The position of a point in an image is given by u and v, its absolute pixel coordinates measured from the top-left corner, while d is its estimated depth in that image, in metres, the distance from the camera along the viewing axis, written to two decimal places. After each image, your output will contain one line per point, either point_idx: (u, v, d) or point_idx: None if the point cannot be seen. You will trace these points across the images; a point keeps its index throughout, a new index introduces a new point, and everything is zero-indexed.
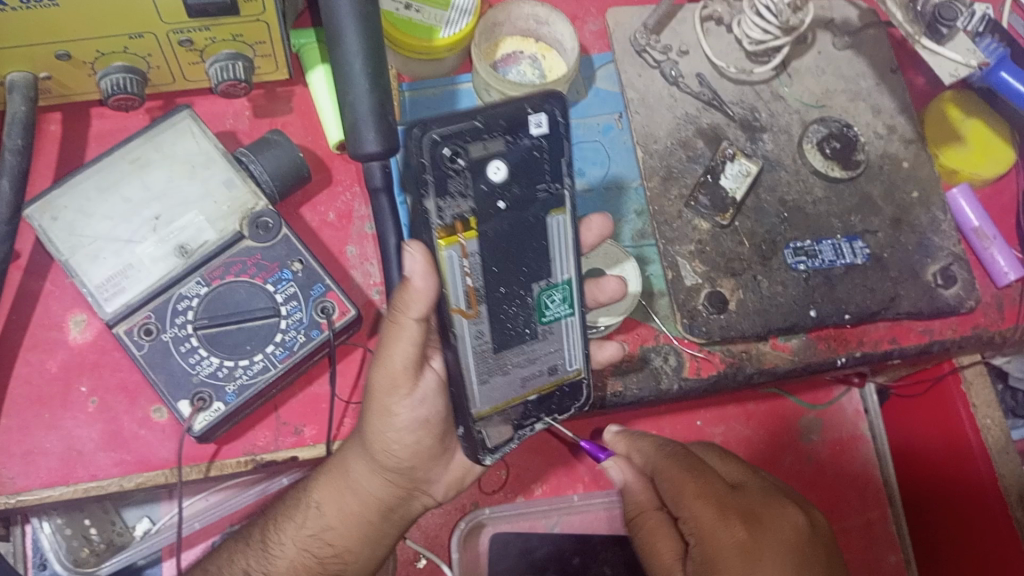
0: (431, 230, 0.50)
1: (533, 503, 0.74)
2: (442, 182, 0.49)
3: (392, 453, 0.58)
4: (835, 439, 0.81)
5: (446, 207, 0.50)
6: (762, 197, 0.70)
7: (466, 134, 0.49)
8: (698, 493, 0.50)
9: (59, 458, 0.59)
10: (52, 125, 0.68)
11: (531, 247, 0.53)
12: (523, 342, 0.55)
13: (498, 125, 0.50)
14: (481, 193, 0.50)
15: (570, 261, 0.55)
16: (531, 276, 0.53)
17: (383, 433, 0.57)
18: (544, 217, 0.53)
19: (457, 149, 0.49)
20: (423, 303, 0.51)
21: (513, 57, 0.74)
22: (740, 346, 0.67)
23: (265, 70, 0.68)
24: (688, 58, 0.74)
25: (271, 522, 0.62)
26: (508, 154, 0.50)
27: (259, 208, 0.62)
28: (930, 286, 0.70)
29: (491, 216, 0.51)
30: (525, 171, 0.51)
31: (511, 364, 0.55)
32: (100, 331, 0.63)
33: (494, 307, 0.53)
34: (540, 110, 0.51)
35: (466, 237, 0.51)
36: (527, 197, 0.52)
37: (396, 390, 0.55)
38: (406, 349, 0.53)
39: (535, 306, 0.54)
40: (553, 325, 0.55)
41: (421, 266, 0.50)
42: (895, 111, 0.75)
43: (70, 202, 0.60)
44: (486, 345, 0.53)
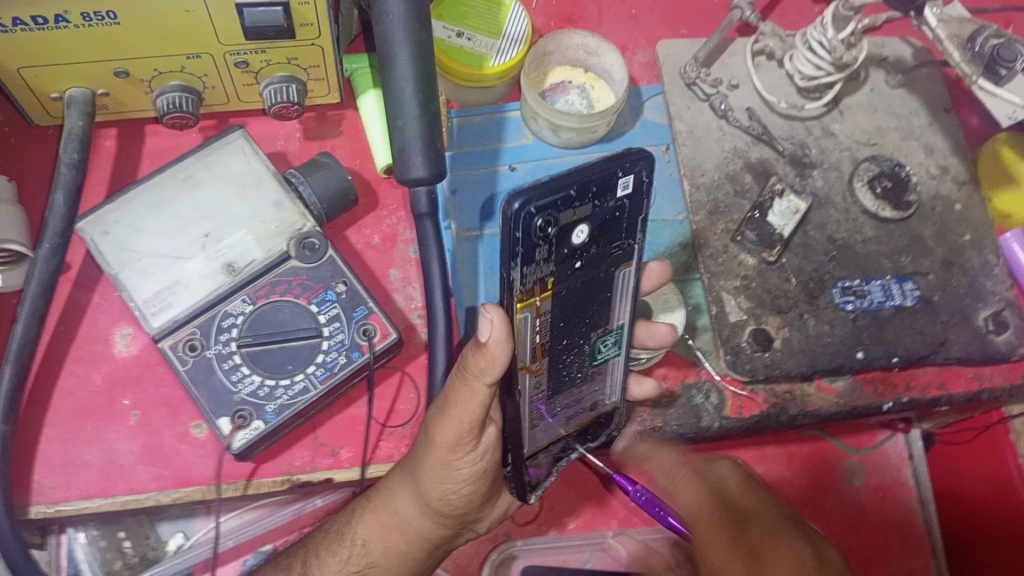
0: (511, 296, 0.46)
1: (566, 537, 0.73)
2: (530, 253, 0.44)
3: (449, 500, 0.58)
4: (877, 483, 0.78)
5: (529, 274, 0.46)
6: (810, 234, 0.69)
7: (560, 205, 0.43)
8: (712, 523, 0.51)
9: (99, 470, 0.59)
10: (106, 140, 0.70)
11: (596, 299, 0.52)
12: (574, 385, 0.57)
13: (589, 191, 0.44)
14: (562, 256, 0.47)
15: (625, 307, 0.54)
16: (590, 326, 0.54)
17: (443, 483, 0.56)
18: (612, 271, 0.51)
19: (551, 221, 0.43)
20: (495, 370, 0.49)
21: (561, 86, 0.73)
22: (783, 386, 0.66)
23: (317, 92, 0.69)
24: (738, 92, 0.74)
25: (312, 552, 0.60)
26: (594, 218, 0.46)
27: (306, 229, 0.62)
28: (982, 330, 0.68)
29: (566, 276, 0.48)
30: (604, 231, 0.48)
31: (560, 404, 0.57)
32: (146, 345, 0.63)
33: (555, 359, 0.53)
34: (632, 172, 0.45)
35: (542, 299, 0.48)
36: (602, 254, 0.49)
37: (461, 446, 0.55)
38: (472, 411, 0.52)
39: (590, 351, 0.55)
40: (601, 365, 0.57)
41: (502, 334, 0.47)
42: (948, 152, 0.74)
43: (121, 217, 0.61)
44: (543, 394, 0.55)
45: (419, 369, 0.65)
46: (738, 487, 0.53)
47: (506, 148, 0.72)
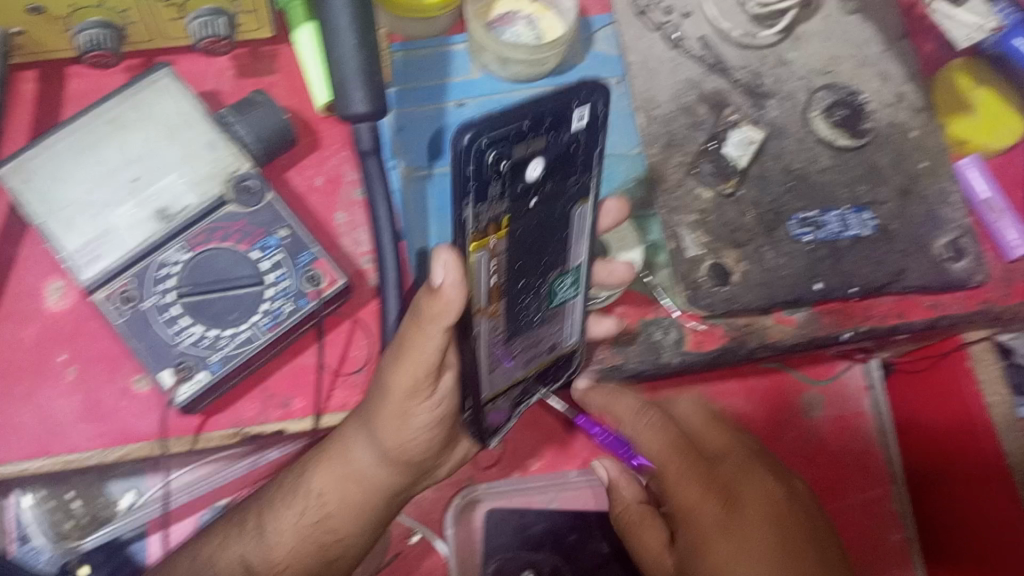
0: (465, 237, 0.44)
1: (529, 480, 0.72)
2: (483, 190, 0.42)
3: (406, 449, 0.55)
4: (838, 415, 0.79)
5: (483, 212, 0.43)
6: (767, 165, 0.68)
7: (513, 137, 0.41)
8: (683, 471, 0.52)
9: (36, 430, 0.57)
10: (26, 84, 0.65)
11: (553, 238, 0.50)
12: (533, 328, 0.55)
13: (543, 122, 0.43)
14: (518, 193, 0.44)
15: (582, 246, 0.53)
16: (548, 267, 0.52)
17: (399, 432, 0.54)
18: (569, 209, 0.49)
19: (503, 154, 0.41)
20: (450, 314, 0.46)
21: (509, 18, 0.70)
22: (743, 319, 0.65)
23: (249, 27, 0.65)
24: (691, 20, 0.72)
25: (267, 504, 0.58)
26: (549, 151, 0.44)
27: (243, 170, 0.59)
28: (938, 259, 0.67)
29: (522, 215, 0.46)
30: (560, 165, 0.46)
31: (518, 347, 0.55)
32: (78, 300, 0.60)
33: (512, 301, 0.51)
34: (586, 103, 0.44)
35: (497, 239, 0.46)
36: (559, 191, 0.47)
37: (416, 393, 0.52)
38: (428, 359, 0.50)
39: (548, 293, 0.54)
40: (560, 307, 0.56)
41: (457, 278, 0.45)
42: (904, 78, 0.72)
43: (44, 163, 0.57)
44: (500, 335, 0.52)
45: (370, 315, 0.62)
46: (701, 423, 0.56)
47: (453, 83, 0.69)
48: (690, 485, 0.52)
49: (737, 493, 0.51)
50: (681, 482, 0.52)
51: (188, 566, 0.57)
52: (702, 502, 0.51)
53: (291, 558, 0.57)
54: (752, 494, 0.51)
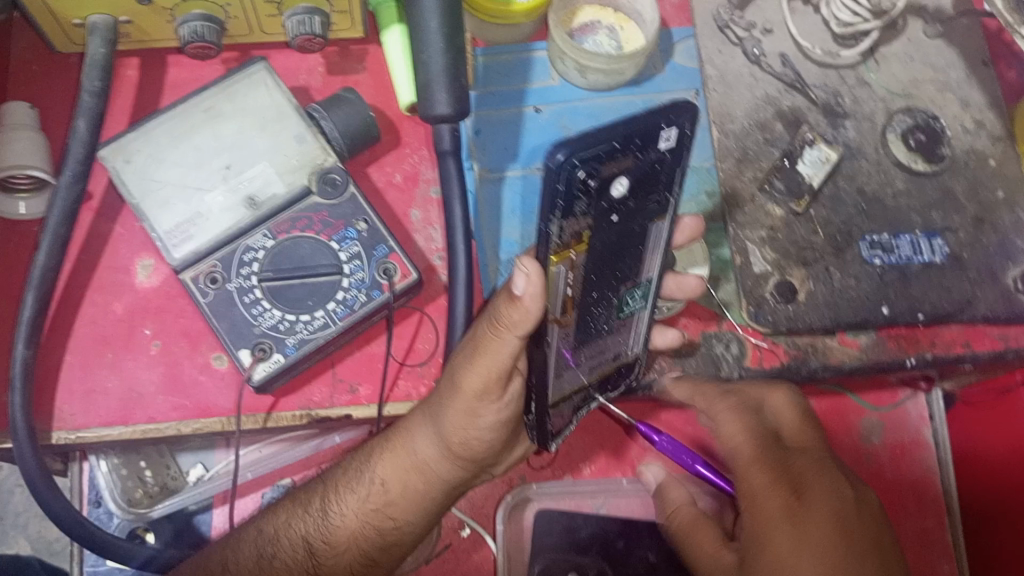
0: (548, 249, 0.46)
1: (581, 483, 0.74)
2: (570, 206, 0.44)
3: (470, 446, 0.57)
4: (897, 442, 0.78)
5: (567, 227, 0.45)
6: (840, 186, 0.68)
7: (603, 156, 0.43)
8: (754, 460, 0.55)
9: (120, 399, 0.60)
10: (129, 70, 0.69)
11: (629, 252, 0.51)
12: (600, 337, 0.56)
13: (631, 143, 0.43)
14: (601, 210, 0.46)
15: (656, 261, 0.54)
16: (620, 279, 0.53)
17: (465, 428, 0.55)
18: (647, 226, 0.50)
19: (592, 173, 0.43)
20: (529, 323, 0.48)
21: (591, 27, 0.72)
22: (805, 338, 0.65)
23: (341, 26, 0.68)
24: (772, 37, 0.72)
25: (331, 488, 0.61)
26: (634, 170, 0.45)
27: (328, 163, 0.62)
28: (1010, 291, 0.67)
29: (602, 229, 0.48)
30: (643, 184, 0.47)
31: (584, 357, 0.57)
32: (167, 277, 0.63)
33: (584, 311, 0.53)
34: (675, 125, 0.44)
35: (577, 252, 0.48)
36: (639, 209, 0.48)
37: (487, 394, 0.53)
38: (502, 360, 0.51)
39: (618, 305, 0.55)
40: (628, 318, 0.57)
41: (537, 287, 0.47)
42: (986, 105, 0.72)
43: (143, 147, 0.60)
44: (568, 344, 0.54)
45: (439, 311, 0.64)
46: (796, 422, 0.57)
47: (532, 89, 0.71)
48: (761, 471, 0.54)
49: (807, 489, 0.53)
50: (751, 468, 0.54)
51: (252, 542, 0.59)
52: (773, 490, 0.53)
53: (350, 542, 0.59)
54: (825, 491, 0.52)
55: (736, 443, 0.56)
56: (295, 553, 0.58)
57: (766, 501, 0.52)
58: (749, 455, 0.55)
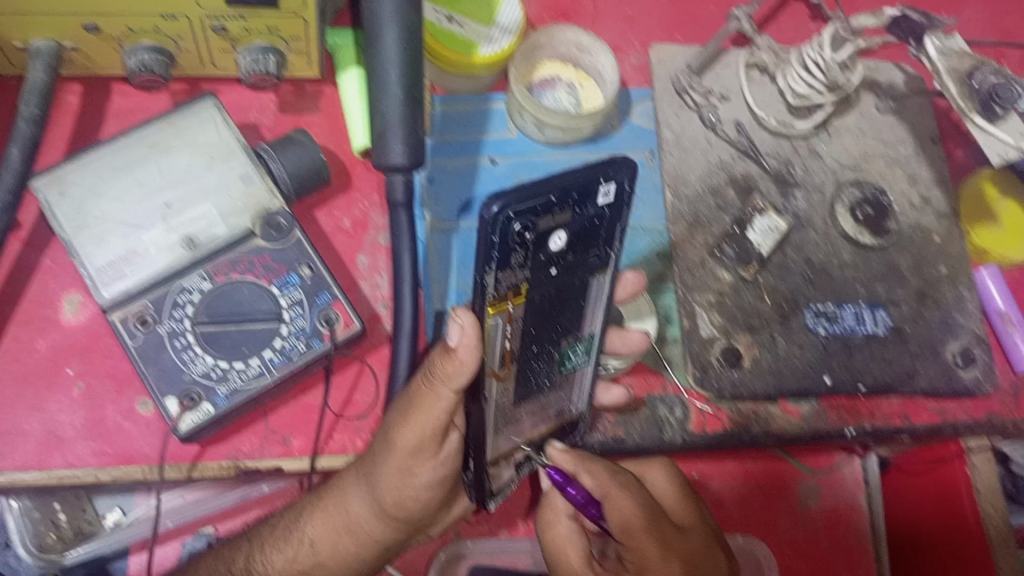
0: (483, 300, 0.45)
1: (517, 541, 0.72)
2: (505, 258, 0.43)
3: (404, 506, 0.55)
4: (832, 506, 0.78)
5: (504, 279, 0.44)
6: (788, 255, 0.68)
7: (539, 210, 0.42)
8: (650, 530, 0.51)
9: (37, 441, 0.57)
10: (71, 96, 0.66)
11: (569, 306, 0.50)
12: (541, 393, 0.55)
13: (568, 197, 0.42)
14: (539, 263, 0.45)
15: (598, 315, 0.53)
16: (562, 333, 0.52)
17: (399, 488, 0.53)
18: (588, 279, 0.49)
19: (528, 225, 0.42)
20: (464, 375, 0.47)
21: (550, 81, 0.72)
22: (749, 405, 0.65)
23: (297, 66, 0.67)
24: (728, 103, 0.73)
25: (256, 547, 0.58)
26: (572, 224, 0.44)
27: (274, 206, 0.60)
28: (950, 368, 0.67)
29: (540, 282, 0.46)
30: (582, 238, 0.46)
31: (525, 412, 0.55)
32: (95, 315, 0.61)
33: (523, 365, 0.51)
34: (612, 180, 0.43)
35: (515, 305, 0.46)
36: (579, 263, 0.47)
37: (421, 451, 0.52)
38: (437, 416, 0.50)
39: (560, 360, 0.54)
40: (570, 373, 0.56)
41: (472, 340, 0.46)
42: (932, 182, 0.73)
43: (81, 178, 0.58)
44: (508, 401, 0.53)
45: (380, 362, 0.62)
46: (676, 503, 0.57)
47: (488, 140, 0.70)
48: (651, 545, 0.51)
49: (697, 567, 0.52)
50: (644, 541, 0.50)
51: None
52: (665, 564, 0.50)
53: None
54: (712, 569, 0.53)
55: (630, 516, 0.51)
56: None
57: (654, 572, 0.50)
58: (643, 525, 0.51)
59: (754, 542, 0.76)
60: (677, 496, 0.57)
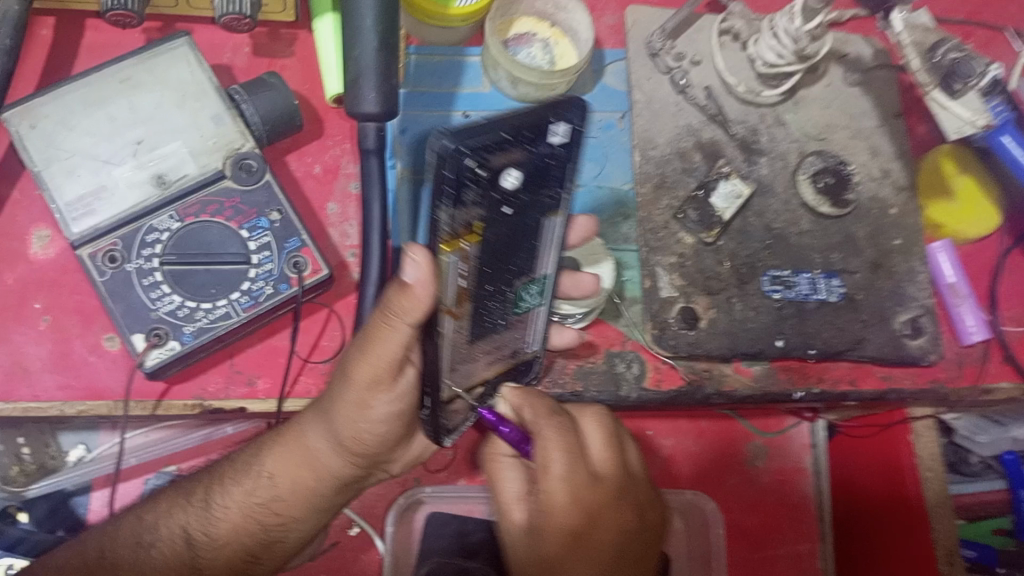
0: (438, 239, 0.46)
1: (475, 488, 0.74)
2: (462, 196, 0.44)
3: (361, 440, 0.56)
4: (779, 468, 0.81)
5: (458, 217, 0.45)
6: (749, 220, 0.70)
7: (493, 147, 0.44)
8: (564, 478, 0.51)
9: (4, 372, 0.58)
10: (44, 29, 0.66)
11: (523, 247, 0.53)
12: (493, 332, 0.56)
13: (522, 133, 0.45)
14: (493, 201, 0.46)
15: (551, 256, 0.56)
16: (515, 274, 0.54)
17: (356, 421, 0.54)
18: (539, 218, 0.52)
19: (483, 162, 0.44)
20: (419, 310, 0.47)
21: (525, 37, 0.72)
22: (703, 364, 0.67)
23: (272, 8, 0.67)
24: (700, 69, 0.74)
25: (216, 479, 0.59)
26: (526, 162, 0.47)
27: (245, 148, 0.60)
28: (897, 337, 0.70)
29: (495, 221, 0.48)
30: (535, 178, 0.48)
31: (479, 350, 0.56)
32: (64, 250, 0.61)
33: (478, 304, 0.53)
34: (562, 120, 0.47)
35: (469, 243, 0.47)
36: (532, 202, 0.50)
37: (379, 385, 0.53)
38: (394, 350, 0.50)
39: (513, 300, 0.55)
40: (524, 314, 0.58)
41: (427, 276, 0.46)
42: (892, 156, 0.75)
43: (51, 112, 0.58)
44: (462, 338, 0.53)
45: (347, 309, 0.64)
46: (605, 450, 0.54)
47: (463, 94, 0.71)
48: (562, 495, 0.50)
49: (601, 523, 0.51)
50: (554, 486, 0.50)
51: (130, 529, 0.58)
52: (568, 511, 0.50)
53: (232, 535, 0.58)
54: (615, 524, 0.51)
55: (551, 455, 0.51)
56: (172, 542, 0.57)
57: (554, 518, 0.50)
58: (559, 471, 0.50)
59: (702, 496, 0.79)
60: (609, 443, 0.54)
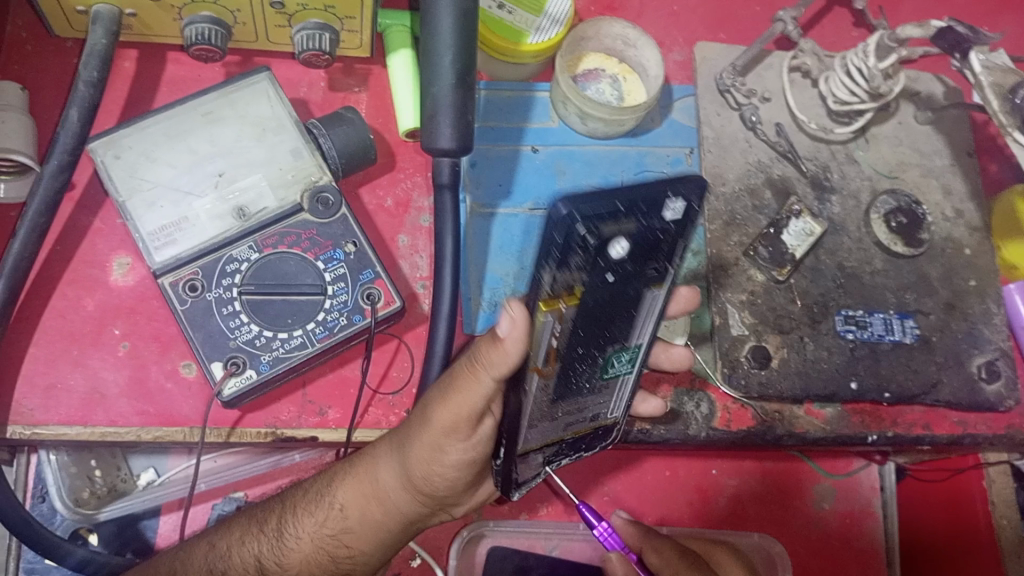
0: (535, 298, 0.42)
1: (537, 523, 0.75)
2: (565, 258, 0.41)
3: (431, 482, 0.55)
4: (847, 511, 0.79)
5: (560, 279, 0.42)
6: (821, 259, 0.69)
7: (606, 216, 0.40)
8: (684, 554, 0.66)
9: (81, 397, 0.59)
10: (127, 62, 0.68)
11: (620, 316, 0.47)
12: (580, 394, 0.52)
13: (636, 207, 0.41)
14: (597, 269, 0.43)
15: (647, 328, 0.51)
16: (609, 340, 0.49)
17: (430, 464, 0.53)
18: (643, 291, 0.46)
19: (592, 231, 0.40)
20: (505, 366, 0.46)
21: (594, 73, 0.73)
22: (774, 406, 0.66)
23: (348, 44, 0.68)
24: (769, 105, 0.73)
25: (289, 508, 0.59)
26: (635, 236, 0.42)
27: (322, 181, 0.61)
28: (973, 381, 0.69)
29: (596, 288, 0.44)
30: (643, 251, 0.43)
31: (563, 410, 0.53)
32: (143, 278, 0.62)
33: (567, 364, 0.49)
34: (682, 198, 0.41)
35: (567, 304, 0.43)
36: (636, 274, 0.45)
37: (456, 431, 0.51)
38: (476, 402, 0.49)
39: (603, 365, 0.51)
40: (611, 379, 0.53)
41: (520, 332, 0.44)
42: (965, 196, 0.74)
43: (135, 143, 0.59)
44: (547, 398, 0.50)
45: (416, 340, 0.64)
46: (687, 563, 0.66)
47: (531, 128, 0.71)
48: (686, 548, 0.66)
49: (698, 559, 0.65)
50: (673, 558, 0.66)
51: (203, 556, 0.57)
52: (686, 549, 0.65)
53: (303, 566, 0.57)
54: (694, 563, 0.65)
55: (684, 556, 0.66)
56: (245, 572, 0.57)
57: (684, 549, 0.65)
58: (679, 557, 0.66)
59: (769, 538, 0.76)
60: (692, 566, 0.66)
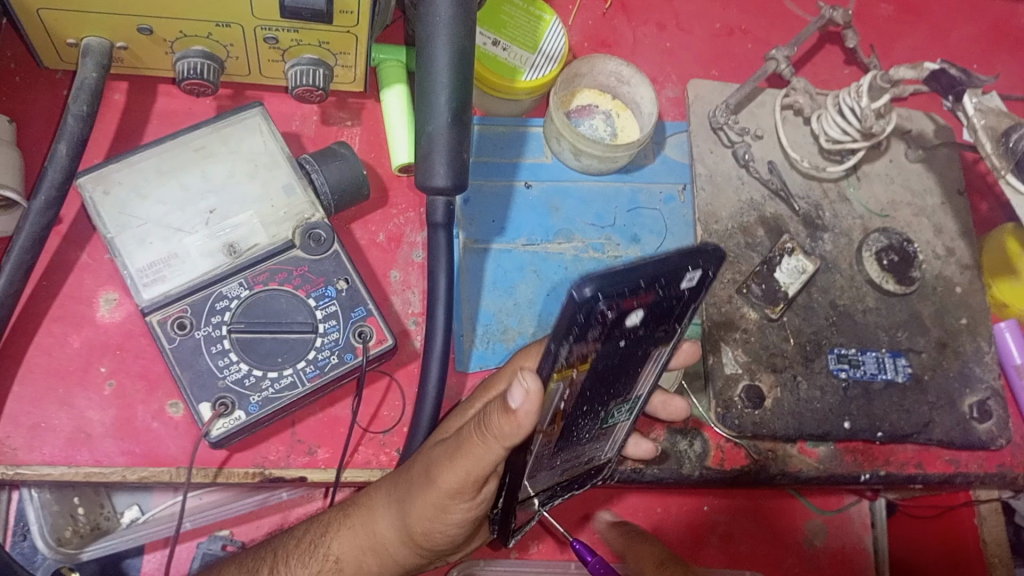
0: (551, 370, 0.40)
1: (529, 562, 0.74)
2: (586, 336, 0.38)
3: (430, 536, 0.54)
4: (838, 548, 0.78)
5: (578, 352, 0.39)
6: (814, 296, 0.69)
7: (628, 293, 0.38)
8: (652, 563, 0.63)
9: (65, 437, 0.57)
10: (117, 94, 0.67)
11: (624, 375, 0.46)
12: (580, 444, 0.52)
13: (654, 279, 0.39)
14: (613, 339, 0.40)
15: (649, 381, 0.51)
16: (613, 396, 0.48)
17: (431, 521, 0.52)
18: (650, 349, 0.45)
19: (615, 310, 0.37)
20: (513, 436, 0.44)
21: (588, 109, 0.73)
22: (767, 444, 0.66)
23: (343, 79, 0.67)
24: (762, 143, 0.73)
25: (280, 560, 0.56)
26: (654, 304, 0.40)
27: (315, 218, 0.61)
28: (965, 420, 0.69)
29: (607, 352, 0.42)
30: (658, 317, 0.42)
31: (559, 460, 0.53)
32: (131, 314, 0.61)
33: (571, 422, 0.47)
34: (700, 268, 0.40)
35: (579, 372, 0.41)
36: (648, 337, 0.43)
37: (461, 491, 0.50)
38: (482, 467, 0.47)
39: (604, 417, 0.51)
40: (609, 427, 0.53)
41: (535, 405, 0.42)
42: (956, 234, 0.74)
43: (125, 179, 0.58)
44: (548, 451, 0.50)
45: (408, 378, 0.64)
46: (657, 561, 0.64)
47: (525, 164, 0.71)
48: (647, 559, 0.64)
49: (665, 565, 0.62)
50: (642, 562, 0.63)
51: None
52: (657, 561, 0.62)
53: None
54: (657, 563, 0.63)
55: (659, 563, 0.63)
56: None
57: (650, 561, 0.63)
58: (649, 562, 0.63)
59: None
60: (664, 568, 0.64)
